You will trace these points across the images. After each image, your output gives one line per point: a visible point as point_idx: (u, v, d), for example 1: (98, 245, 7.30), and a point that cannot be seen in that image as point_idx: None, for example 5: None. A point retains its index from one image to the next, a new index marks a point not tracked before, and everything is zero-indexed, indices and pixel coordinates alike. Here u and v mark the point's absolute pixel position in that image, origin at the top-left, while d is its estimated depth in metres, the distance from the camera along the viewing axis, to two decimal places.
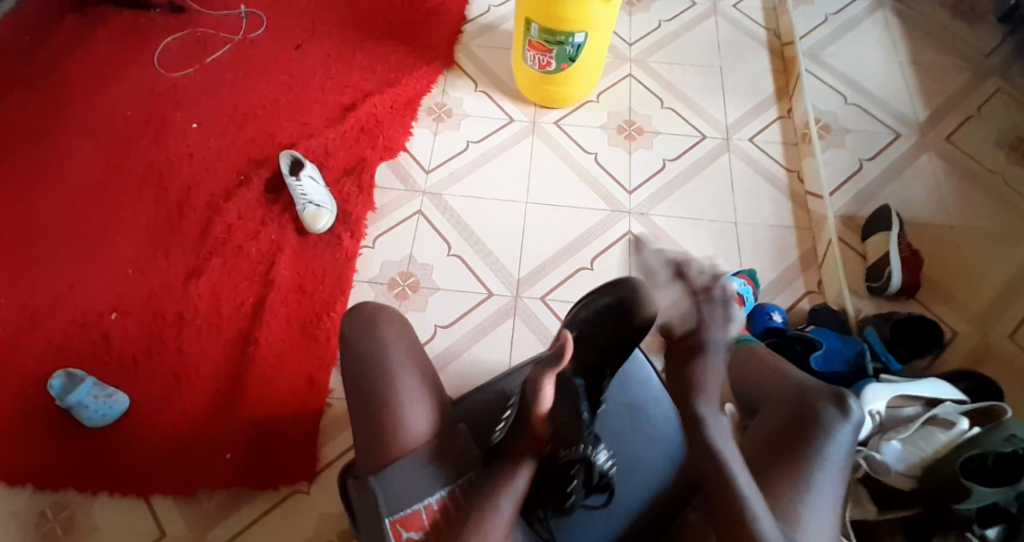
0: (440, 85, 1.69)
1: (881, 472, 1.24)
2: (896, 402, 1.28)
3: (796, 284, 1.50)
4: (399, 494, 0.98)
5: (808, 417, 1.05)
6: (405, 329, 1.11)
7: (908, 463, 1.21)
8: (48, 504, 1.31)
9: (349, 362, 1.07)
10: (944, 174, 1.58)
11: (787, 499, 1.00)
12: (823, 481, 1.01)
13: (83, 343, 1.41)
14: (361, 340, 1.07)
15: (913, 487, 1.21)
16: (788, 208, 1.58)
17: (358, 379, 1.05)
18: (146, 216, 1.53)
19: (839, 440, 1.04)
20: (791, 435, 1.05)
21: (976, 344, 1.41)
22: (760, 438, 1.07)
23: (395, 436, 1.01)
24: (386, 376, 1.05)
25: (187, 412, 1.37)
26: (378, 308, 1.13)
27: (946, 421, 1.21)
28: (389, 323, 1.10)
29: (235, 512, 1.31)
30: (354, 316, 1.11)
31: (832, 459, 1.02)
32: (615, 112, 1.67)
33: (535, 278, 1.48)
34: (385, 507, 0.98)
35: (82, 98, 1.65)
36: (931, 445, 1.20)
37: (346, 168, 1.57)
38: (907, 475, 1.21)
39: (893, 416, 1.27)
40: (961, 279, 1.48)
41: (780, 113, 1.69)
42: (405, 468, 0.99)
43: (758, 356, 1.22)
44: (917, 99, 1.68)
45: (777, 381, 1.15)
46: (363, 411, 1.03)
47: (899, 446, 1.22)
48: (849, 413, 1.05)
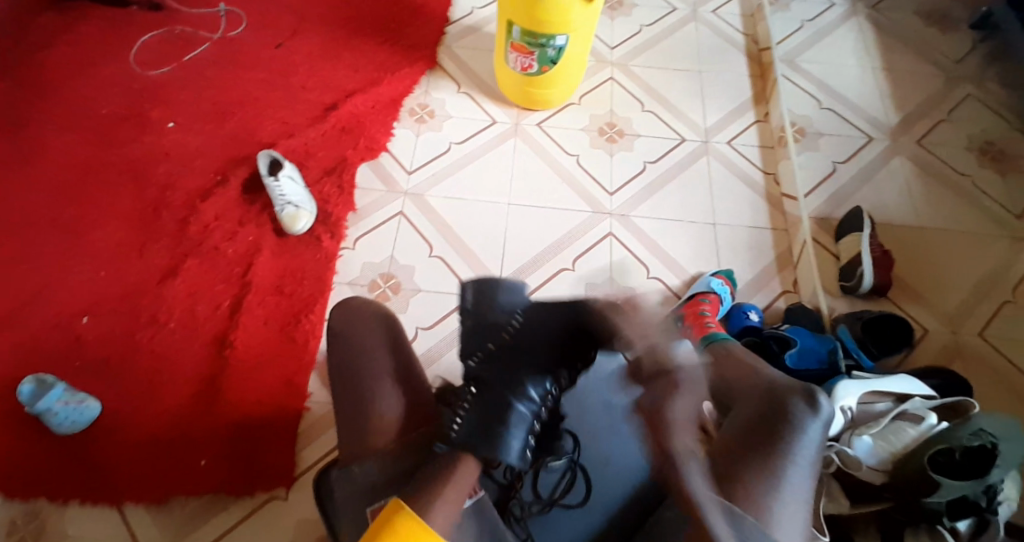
0: (422, 86, 1.69)
1: (853, 467, 1.24)
2: (866, 398, 1.30)
3: (773, 285, 1.53)
4: (376, 480, 0.96)
5: (780, 412, 1.06)
6: (389, 325, 1.15)
7: (879, 458, 1.23)
8: (20, 512, 1.28)
9: (337, 353, 1.11)
10: (916, 177, 1.62)
11: (758, 495, 0.98)
12: (793, 474, 1.01)
13: (55, 344, 1.38)
14: (348, 335, 1.13)
15: (884, 481, 1.22)
16: (766, 210, 1.60)
17: (344, 368, 1.10)
18: (121, 215, 1.50)
19: (810, 436, 1.04)
20: (763, 430, 1.04)
21: (947, 341, 1.44)
22: (733, 431, 1.06)
23: (374, 426, 1.02)
24: (371, 369, 1.08)
25: (163, 416, 1.34)
26: (364, 302, 1.18)
27: (916, 416, 1.24)
28: (375, 318, 1.15)
29: (210, 519, 1.29)
30: (345, 312, 1.16)
31: (801, 453, 1.02)
32: (596, 114, 1.68)
33: (517, 278, 1.48)
34: (363, 500, 0.95)
35: (55, 95, 1.62)
36: (901, 440, 1.23)
37: (326, 168, 1.56)
38: (878, 470, 1.22)
39: (864, 411, 1.29)
40: (932, 279, 1.51)
41: (757, 117, 1.71)
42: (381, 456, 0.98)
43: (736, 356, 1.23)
44: (890, 104, 1.72)
45: (750, 378, 1.16)
46: (345, 398, 1.07)
47: (870, 441, 1.24)
48: (820, 409, 1.06)
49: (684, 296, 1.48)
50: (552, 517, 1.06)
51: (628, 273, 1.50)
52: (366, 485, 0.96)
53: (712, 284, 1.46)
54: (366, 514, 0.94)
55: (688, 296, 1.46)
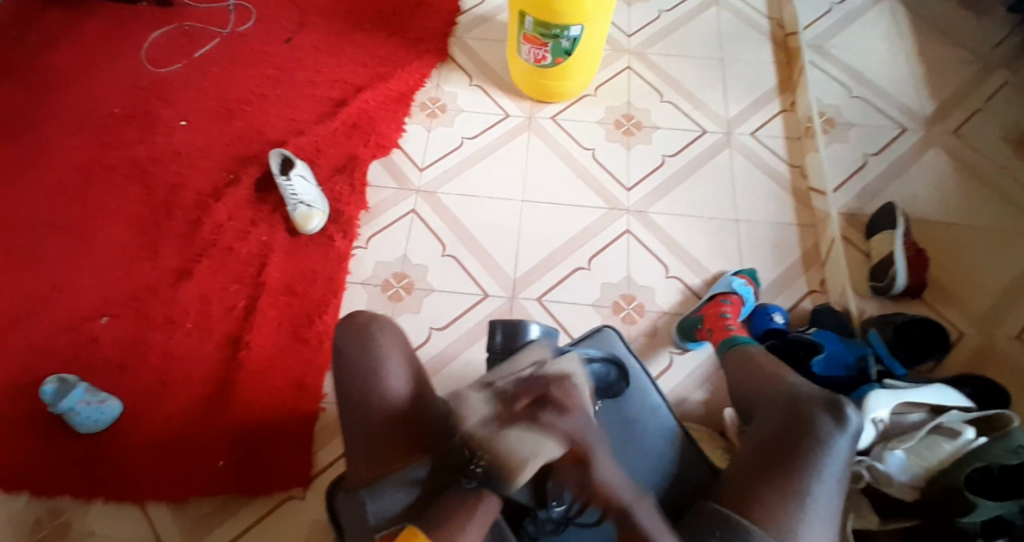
0: (433, 79, 1.65)
1: (884, 483, 1.21)
2: (900, 408, 1.26)
3: (798, 284, 1.47)
4: (390, 506, 0.99)
5: (805, 426, 1.03)
6: (399, 339, 1.12)
7: (913, 474, 1.19)
8: (44, 511, 1.29)
9: (344, 369, 1.08)
10: (950, 169, 1.55)
11: (782, 511, 0.98)
12: (819, 492, 0.99)
13: (72, 346, 1.39)
14: (355, 352, 1.08)
15: (916, 498, 1.18)
16: (791, 205, 1.55)
17: (350, 387, 1.07)
18: (135, 216, 1.50)
19: (837, 450, 1.01)
20: (786, 446, 1.02)
21: (981, 344, 1.39)
22: (755, 448, 1.04)
23: (387, 449, 1.02)
24: (380, 389, 1.05)
25: (180, 416, 1.35)
26: (371, 317, 1.13)
27: (951, 431, 1.20)
28: (384, 332, 1.10)
29: (229, 519, 1.29)
30: (350, 327, 1.11)
31: (827, 470, 1.00)
32: (613, 106, 1.63)
33: (531, 278, 1.45)
34: (372, 517, 0.99)
35: (67, 95, 1.62)
36: (935, 456, 1.19)
37: (337, 166, 1.54)
38: (911, 486, 1.19)
39: (895, 423, 1.25)
40: (967, 280, 1.45)
41: (783, 107, 1.65)
42: (395, 485, 1.00)
43: (755, 362, 1.19)
44: (924, 91, 1.64)
45: (775, 385, 1.13)
46: (352, 415, 1.06)
47: (903, 455, 1.20)
48: (847, 423, 1.02)
49: (704, 296, 1.44)
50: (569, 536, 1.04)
51: (646, 272, 1.46)
52: (377, 511, 0.99)
53: (733, 284, 1.41)
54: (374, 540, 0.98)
55: (708, 297, 1.42)
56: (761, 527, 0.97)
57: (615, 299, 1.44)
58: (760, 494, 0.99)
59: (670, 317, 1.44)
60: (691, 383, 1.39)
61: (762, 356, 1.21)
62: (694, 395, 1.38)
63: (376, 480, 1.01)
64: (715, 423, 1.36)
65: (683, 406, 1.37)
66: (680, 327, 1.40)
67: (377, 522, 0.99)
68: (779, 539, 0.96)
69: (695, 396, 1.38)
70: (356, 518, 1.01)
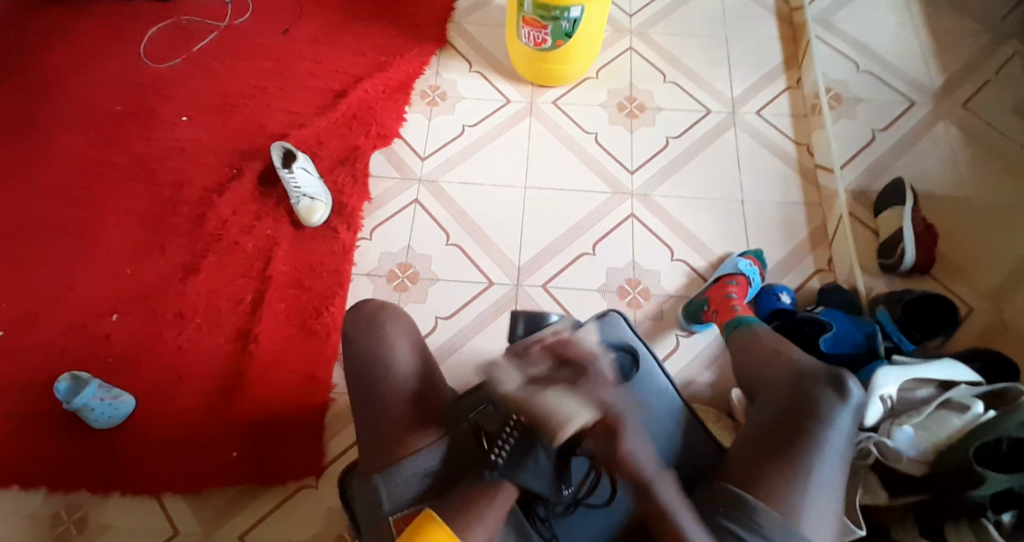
0: (433, 66, 1.64)
1: (892, 459, 1.20)
2: (909, 384, 1.26)
3: (805, 264, 1.46)
4: (404, 490, 1.01)
5: (806, 400, 1.03)
6: (407, 329, 1.14)
7: (920, 449, 1.18)
8: (62, 505, 1.32)
9: (353, 358, 1.10)
10: (960, 143, 1.52)
11: (785, 485, 0.96)
12: (821, 465, 0.98)
13: (85, 344, 1.41)
14: (365, 341, 1.11)
15: (924, 472, 1.18)
16: (798, 184, 1.53)
17: (361, 375, 1.09)
18: (141, 214, 1.51)
19: (841, 425, 1.01)
20: (789, 422, 1.02)
21: (992, 322, 1.36)
22: (757, 425, 1.04)
23: (397, 433, 1.04)
24: (389, 376, 1.08)
25: (194, 409, 1.37)
26: (380, 306, 1.15)
27: (961, 405, 1.19)
28: (393, 322, 1.13)
29: (245, 508, 1.32)
30: (357, 315, 1.14)
31: (830, 443, 0.99)
32: (615, 89, 1.61)
33: (536, 265, 1.45)
34: (387, 504, 1.01)
35: (70, 94, 1.62)
36: (944, 431, 1.18)
37: (339, 158, 1.54)
38: (919, 461, 1.18)
39: (905, 399, 1.25)
40: (976, 256, 1.43)
41: (788, 83, 1.62)
42: (408, 470, 1.01)
43: (761, 342, 1.18)
44: (933, 65, 1.60)
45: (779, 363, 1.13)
46: (363, 401, 1.07)
47: (911, 431, 1.19)
48: (848, 396, 1.03)
49: (709, 278, 1.43)
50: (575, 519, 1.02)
51: (651, 257, 1.46)
52: (391, 496, 1.01)
53: (739, 265, 1.40)
54: (389, 523, 1.00)
55: (714, 279, 1.41)
56: (763, 502, 0.95)
57: (620, 284, 1.43)
58: (762, 469, 0.98)
59: (676, 300, 1.43)
60: (697, 366, 1.38)
61: (767, 336, 1.20)
62: (701, 377, 1.37)
63: (388, 466, 1.02)
64: (721, 404, 1.36)
65: (689, 389, 1.37)
66: (686, 310, 1.40)
67: (391, 507, 1.01)
68: (782, 514, 0.94)
69: (702, 378, 1.37)
70: (370, 504, 1.02)
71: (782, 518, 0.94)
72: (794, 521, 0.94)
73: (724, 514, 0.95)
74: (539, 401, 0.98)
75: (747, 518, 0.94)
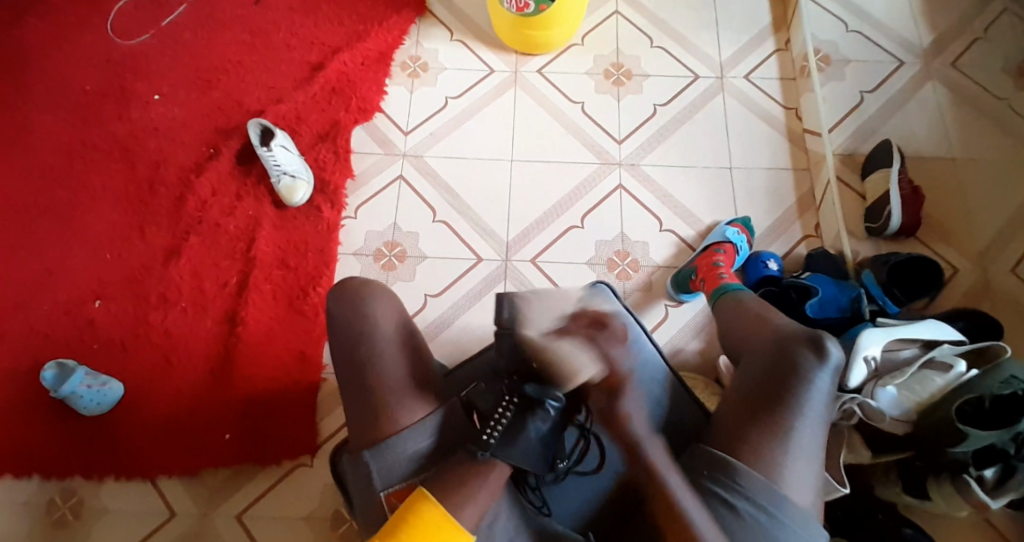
0: (413, 35, 1.60)
1: (875, 419, 1.19)
2: (893, 345, 1.24)
3: (793, 230, 1.46)
4: (394, 465, 0.97)
5: (786, 363, 0.99)
6: (393, 307, 1.08)
7: (902, 408, 1.18)
8: (57, 492, 1.31)
9: (335, 336, 1.04)
10: (949, 103, 1.50)
11: (767, 450, 0.94)
12: (802, 430, 0.95)
13: (69, 330, 1.39)
14: (348, 321, 1.04)
15: (907, 432, 1.17)
16: (786, 149, 1.51)
17: (344, 355, 1.03)
18: (119, 196, 1.48)
19: (818, 387, 0.97)
20: (770, 385, 0.98)
21: (976, 281, 1.36)
22: (740, 389, 1.01)
23: (385, 413, 0.99)
24: (374, 352, 1.02)
25: (183, 393, 1.35)
26: (364, 282, 1.08)
27: (943, 364, 1.18)
28: (376, 299, 1.06)
29: (240, 488, 1.32)
30: (341, 293, 1.07)
31: (810, 406, 0.96)
32: (601, 56, 1.58)
33: (524, 239, 1.43)
34: (380, 481, 0.97)
35: (38, 74, 1.58)
36: (926, 390, 1.17)
37: (319, 134, 1.51)
38: (901, 420, 1.17)
39: (888, 360, 1.23)
40: (963, 216, 1.43)
41: (777, 46, 1.60)
42: (402, 444, 0.98)
43: (745, 306, 1.16)
44: (923, 22, 1.57)
45: (760, 326, 1.09)
46: (348, 382, 1.02)
47: (894, 391, 1.18)
48: (827, 357, 0.99)
49: (698, 248, 1.42)
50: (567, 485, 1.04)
51: (640, 227, 1.45)
52: (384, 473, 0.97)
53: (727, 233, 1.39)
54: (380, 499, 0.97)
55: (702, 248, 1.40)
56: (746, 465, 0.94)
57: (609, 256, 1.42)
58: (743, 434, 0.96)
59: (664, 270, 1.42)
60: (686, 334, 1.38)
61: (751, 303, 1.17)
62: (690, 345, 1.37)
63: (379, 441, 0.98)
64: (710, 371, 1.36)
65: (678, 356, 1.37)
66: (675, 280, 1.39)
67: (384, 483, 0.97)
68: (766, 477, 0.93)
69: (691, 346, 1.37)
70: (361, 481, 0.98)
71: (765, 482, 0.93)
72: (778, 484, 0.93)
73: (708, 478, 0.95)
74: (546, 386, 0.96)
75: (730, 482, 0.94)
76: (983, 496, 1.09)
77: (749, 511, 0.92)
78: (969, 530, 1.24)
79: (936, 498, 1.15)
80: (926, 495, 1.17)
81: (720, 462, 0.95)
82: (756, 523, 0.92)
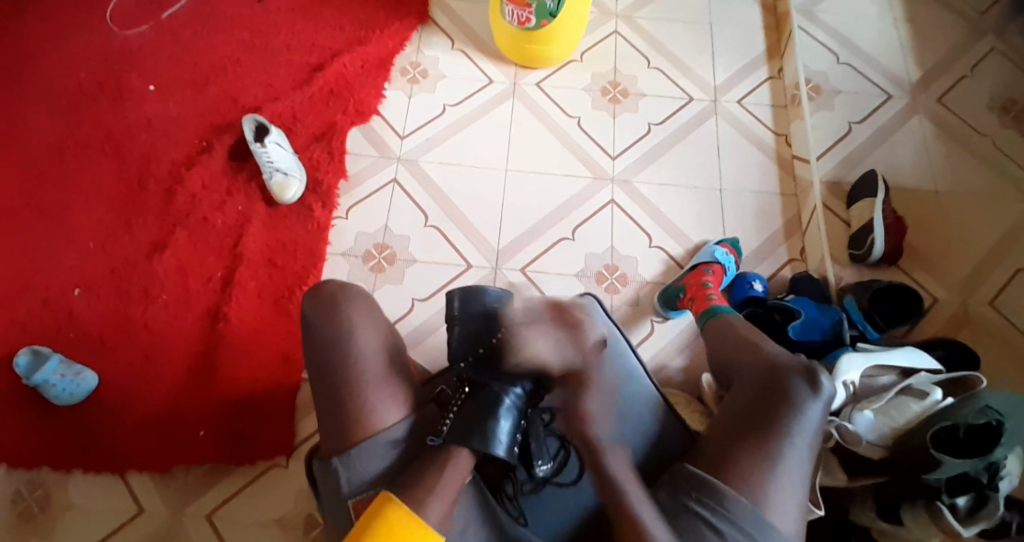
0: (414, 43, 1.62)
1: (851, 442, 1.19)
2: (871, 371, 1.25)
3: (779, 252, 1.47)
4: (364, 473, 0.96)
5: (779, 392, 0.99)
6: (370, 311, 1.05)
7: (879, 433, 1.18)
8: (23, 483, 1.28)
9: (311, 334, 1.02)
10: (933, 138, 1.54)
11: (756, 473, 0.94)
12: (791, 457, 0.95)
13: (46, 318, 1.37)
14: (323, 325, 1.01)
15: (882, 456, 1.18)
16: (775, 173, 1.54)
17: (318, 360, 1.01)
18: (108, 187, 1.47)
19: (810, 417, 0.97)
20: (761, 411, 0.98)
21: (956, 311, 1.39)
22: (731, 413, 1.01)
23: (360, 412, 0.98)
24: (348, 354, 1.00)
25: (159, 388, 1.33)
26: (341, 285, 1.06)
27: (920, 392, 1.19)
28: (351, 304, 1.04)
29: (211, 488, 1.28)
30: (316, 295, 1.05)
31: (800, 435, 0.96)
32: (599, 73, 1.61)
33: (515, 249, 1.44)
34: (346, 486, 0.96)
35: (34, 61, 1.58)
36: (903, 416, 1.18)
37: (315, 134, 1.52)
38: (877, 445, 1.18)
39: (867, 385, 1.24)
40: (945, 245, 1.45)
41: (770, 74, 1.64)
42: (370, 451, 0.96)
43: (736, 330, 1.16)
44: (911, 59, 1.62)
45: (750, 350, 1.10)
46: (322, 386, 1.00)
47: (872, 416, 1.19)
48: (821, 389, 0.99)
49: (686, 266, 1.43)
50: (546, 496, 1.03)
51: (629, 243, 1.46)
52: (352, 479, 0.96)
53: (716, 253, 1.40)
54: (348, 506, 0.95)
55: (690, 266, 1.41)
56: (732, 488, 0.94)
57: (598, 270, 1.43)
58: (732, 456, 0.96)
59: (652, 287, 1.43)
60: (671, 351, 1.39)
61: (741, 327, 1.17)
62: (674, 361, 1.38)
63: (349, 448, 0.97)
64: (694, 389, 1.36)
65: (662, 373, 1.37)
66: (662, 297, 1.40)
67: (350, 490, 0.96)
68: (751, 502, 0.93)
69: (675, 363, 1.38)
70: (331, 486, 0.98)
71: (749, 504, 0.93)
72: (762, 509, 0.93)
73: (694, 499, 0.94)
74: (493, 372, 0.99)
75: (716, 505, 0.93)
76: (955, 524, 1.07)
77: (734, 537, 0.92)
78: None
79: (908, 523, 1.14)
80: (898, 520, 1.16)
81: (706, 484, 0.95)
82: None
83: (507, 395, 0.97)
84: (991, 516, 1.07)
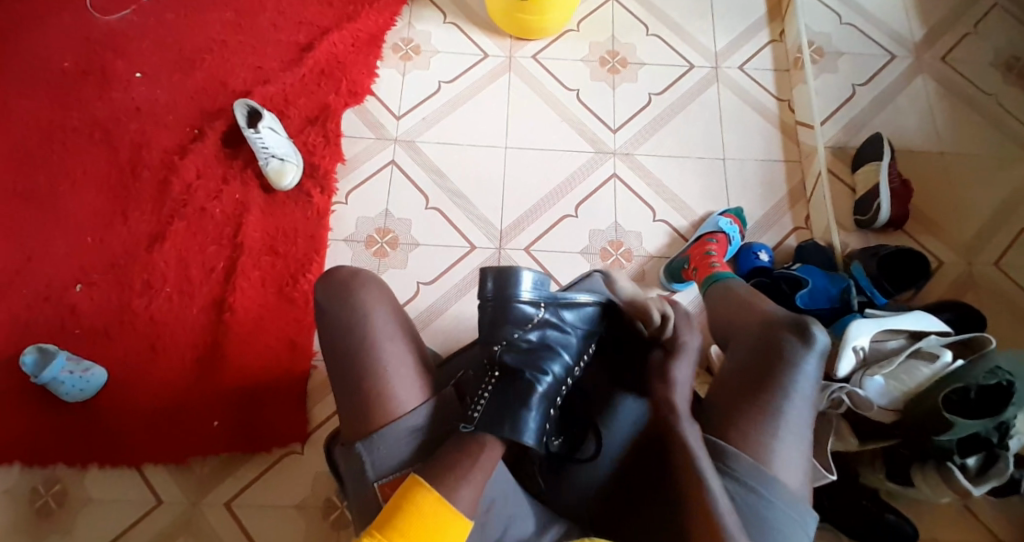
0: (405, 17, 1.58)
1: (863, 408, 1.18)
2: (878, 335, 1.22)
3: (784, 221, 1.46)
4: (389, 457, 0.94)
5: (772, 349, 0.98)
6: (385, 297, 1.03)
7: (890, 398, 1.17)
8: (40, 480, 1.27)
9: (327, 323, 1.00)
10: (938, 98, 1.52)
11: (756, 431, 0.93)
12: (789, 412, 0.94)
13: (47, 315, 1.35)
14: (341, 316, 0.99)
15: (895, 420, 1.18)
16: (779, 140, 1.52)
17: (339, 344, 0.99)
18: (101, 179, 1.43)
19: (805, 369, 0.96)
20: (755, 368, 0.97)
21: (961, 273, 1.38)
22: (727, 373, 1.00)
23: (380, 403, 0.95)
24: (366, 342, 0.98)
25: (171, 379, 1.32)
26: (354, 272, 1.04)
27: (930, 354, 1.17)
28: (367, 289, 1.02)
29: (228, 477, 1.29)
30: (329, 284, 1.02)
31: (797, 390, 0.95)
32: (596, 43, 1.57)
33: (519, 228, 1.42)
34: (371, 471, 0.93)
35: (12, 50, 1.52)
36: (913, 380, 1.17)
37: (309, 117, 1.48)
38: (889, 409, 1.17)
39: (875, 350, 1.22)
40: (950, 208, 1.43)
41: (772, 37, 1.60)
42: (393, 435, 0.94)
43: (735, 292, 1.14)
44: (914, 17, 1.59)
45: (748, 312, 1.08)
46: (341, 373, 0.98)
47: (882, 380, 1.18)
48: (813, 342, 0.97)
49: (691, 238, 1.42)
50: None
51: (634, 217, 1.44)
52: (376, 465, 0.93)
53: (720, 223, 1.39)
54: (373, 489, 0.92)
55: (695, 238, 1.39)
56: (736, 448, 0.93)
57: (603, 246, 1.42)
58: (733, 417, 0.95)
59: (657, 261, 1.42)
60: None
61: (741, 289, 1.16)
62: None
63: (372, 433, 0.94)
64: (702, 362, 1.35)
65: None
66: (668, 269, 1.38)
67: (376, 473, 0.93)
68: (754, 459, 0.92)
69: None
70: (354, 473, 0.95)
71: (754, 462, 0.92)
72: (769, 467, 0.92)
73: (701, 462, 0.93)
74: (530, 360, 0.97)
75: (725, 466, 0.92)
76: (965, 482, 1.09)
77: (739, 493, 0.91)
78: (949, 517, 1.28)
79: (921, 484, 1.15)
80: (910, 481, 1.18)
81: (712, 448, 0.94)
82: (748, 505, 0.90)
83: (540, 382, 0.95)
84: (1001, 473, 1.09)
